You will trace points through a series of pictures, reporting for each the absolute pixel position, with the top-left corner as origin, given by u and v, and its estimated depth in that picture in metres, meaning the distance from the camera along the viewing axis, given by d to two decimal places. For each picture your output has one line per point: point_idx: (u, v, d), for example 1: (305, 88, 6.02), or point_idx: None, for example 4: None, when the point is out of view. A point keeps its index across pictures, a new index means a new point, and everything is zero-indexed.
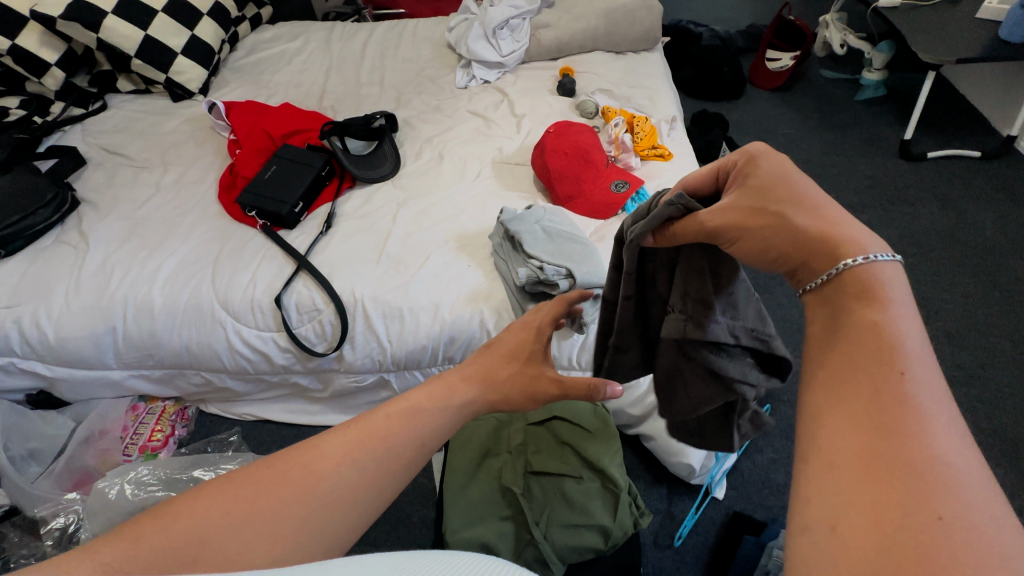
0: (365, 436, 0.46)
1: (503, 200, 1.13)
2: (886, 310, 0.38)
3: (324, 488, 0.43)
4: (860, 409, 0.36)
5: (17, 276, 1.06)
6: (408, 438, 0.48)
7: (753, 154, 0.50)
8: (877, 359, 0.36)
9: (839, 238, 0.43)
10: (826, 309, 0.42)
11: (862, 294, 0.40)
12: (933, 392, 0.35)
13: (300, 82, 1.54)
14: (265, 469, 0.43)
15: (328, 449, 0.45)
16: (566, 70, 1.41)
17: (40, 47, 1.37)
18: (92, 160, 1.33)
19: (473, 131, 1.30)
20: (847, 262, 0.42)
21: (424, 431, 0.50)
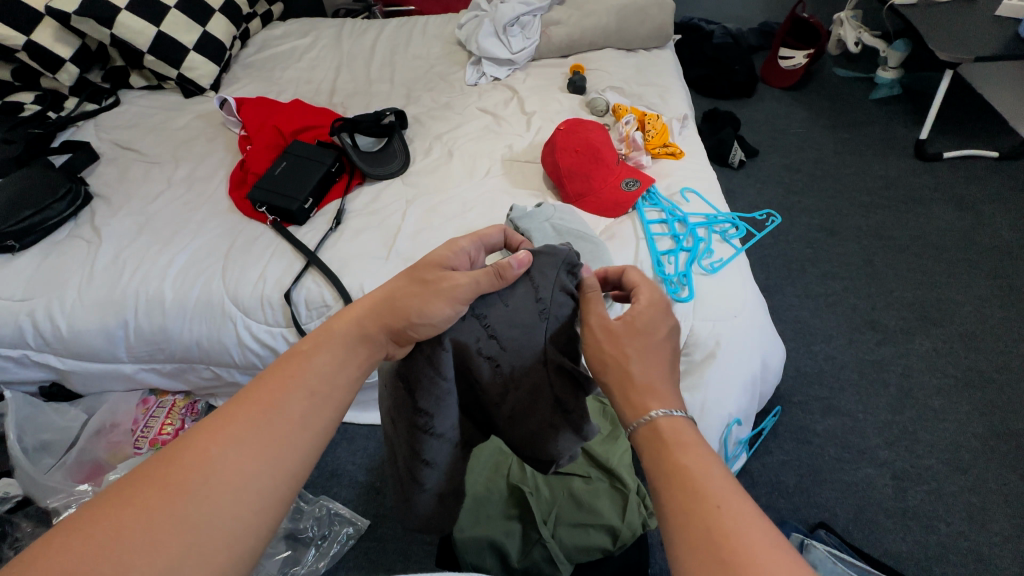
0: (309, 366, 0.52)
1: (512, 197, 1.12)
2: (686, 453, 0.46)
3: (230, 461, 0.45)
4: (705, 553, 0.40)
5: (31, 269, 1.07)
6: (297, 394, 0.50)
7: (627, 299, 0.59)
8: (694, 499, 0.42)
9: (651, 385, 0.51)
10: (653, 458, 0.48)
11: (667, 442, 0.47)
12: (743, 514, 0.41)
13: (311, 79, 1.55)
14: (164, 465, 0.44)
15: (281, 383, 0.50)
16: (577, 68, 1.40)
17: (55, 43, 1.39)
18: (105, 155, 1.34)
19: (482, 129, 1.30)
20: (653, 414, 0.49)
21: (314, 386, 0.51)
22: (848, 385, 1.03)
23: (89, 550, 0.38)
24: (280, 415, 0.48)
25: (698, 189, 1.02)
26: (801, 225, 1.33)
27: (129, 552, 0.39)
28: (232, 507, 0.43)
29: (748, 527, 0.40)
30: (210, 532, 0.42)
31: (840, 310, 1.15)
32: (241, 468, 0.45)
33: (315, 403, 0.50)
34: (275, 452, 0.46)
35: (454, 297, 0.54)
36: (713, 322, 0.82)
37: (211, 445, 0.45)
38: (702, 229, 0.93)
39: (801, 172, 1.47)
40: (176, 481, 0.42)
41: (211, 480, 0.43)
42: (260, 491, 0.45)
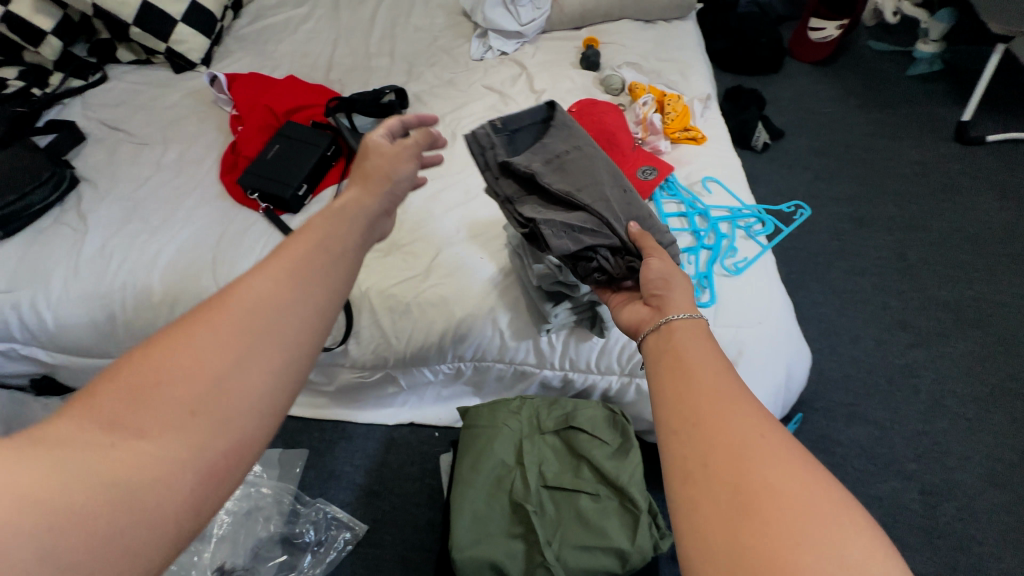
0: (320, 227, 0.50)
1: None
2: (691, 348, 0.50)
3: (272, 298, 0.44)
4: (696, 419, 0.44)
5: (15, 258, 1.02)
6: (313, 246, 0.48)
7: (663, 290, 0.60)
8: (687, 384, 0.47)
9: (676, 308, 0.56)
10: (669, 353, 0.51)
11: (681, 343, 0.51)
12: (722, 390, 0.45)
13: (307, 52, 1.46)
14: (210, 310, 0.43)
15: (299, 238, 0.49)
16: (590, 41, 1.29)
17: (35, 15, 1.32)
18: (92, 136, 1.28)
19: (488, 108, 1.22)
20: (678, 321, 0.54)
21: (326, 238, 0.50)
22: (874, 391, 0.96)
23: (150, 374, 0.39)
24: (301, 261, 0.47)
25: (721, 178, 0.94)
26: (828, 215, 1.24)
27: (186, 373, 0.39)
28: (275, 325, 0.43)
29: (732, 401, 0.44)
30: (264, 346, 0.42)
31: (868, 309, 1.07)
32: (280, 297, 0.44)
33: (334, 241, 0.50)
34: (306, 282, 0.46)
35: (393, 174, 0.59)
36: (735, 330, 0.75)
37: (243, 285, 0.44)
38: (724, 224, 0.86)
39: (829, 156, 1.37)
40: (216, 309, 0.43)
41: (255, 311, 0.43)
42: (308, 313, 0.45)
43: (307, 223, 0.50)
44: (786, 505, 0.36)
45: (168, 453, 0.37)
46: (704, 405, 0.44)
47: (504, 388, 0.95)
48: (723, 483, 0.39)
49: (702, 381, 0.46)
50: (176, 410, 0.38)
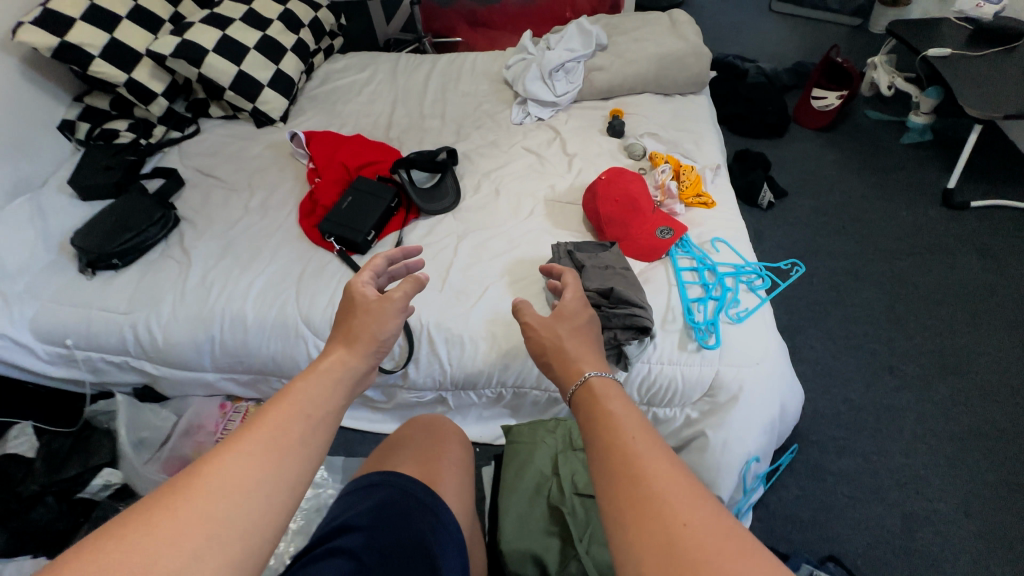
0: (302, 392, 0.60)
1: (554, 237, 1.23)
2: (607, 409, 0.61)
3: (238, 480, 0.49)
4: (622, 472, 0.52)
5: (131, 285, 1.22)
6: (292, 415, 0.56)
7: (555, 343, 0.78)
8: (612, 442, 0.56)
9: (578, 365, 0.73)
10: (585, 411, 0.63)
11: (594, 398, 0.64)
12: (647, 443, 0.54)
13: (369, 113, 1.69)
14: (186, 484, 0.48)
15: (308, 383, 0.61)
16: (616, 112, 1.50)
17: (151, 80, 1.55)
18: (189, 181, 1.50)
19: (527, 168, 1.42)
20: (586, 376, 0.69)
21: (305, 403, 0.59)
22: (862, 428, 1.10)
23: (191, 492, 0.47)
24: (316, 398, 0.59)
25: (728, 239, 1.11)
26: (826, 269, 1.40)
27: (222, 492, 0.48)
28: (243, 501, 0.48)
29: (651, 450, 0.54)
30: (232, 522, 0.47)
31: (860, 354, 1.21)
32: (251, 474, 0.50)
33: (334, 378, 0.64)
34: (281, 458, 0.52)
35: (394, 309, 0.74)
36: (736, 371, 0.91)
37: (219, 461, 0.50)
38: (730, 278, 1.03)
39: (828, 215, 1.53)
40: (258, 435, 0.53)
41: (229, 488, 0.48)
42: (278, 494, 0.51)
43: (287, 389, 0.59)
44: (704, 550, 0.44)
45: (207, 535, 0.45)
46: (628, 457, 0.53)
47: (538, 412, 1.11)
48: (644, 522, 0.47)
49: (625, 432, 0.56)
50: (212, 526, 0.46)
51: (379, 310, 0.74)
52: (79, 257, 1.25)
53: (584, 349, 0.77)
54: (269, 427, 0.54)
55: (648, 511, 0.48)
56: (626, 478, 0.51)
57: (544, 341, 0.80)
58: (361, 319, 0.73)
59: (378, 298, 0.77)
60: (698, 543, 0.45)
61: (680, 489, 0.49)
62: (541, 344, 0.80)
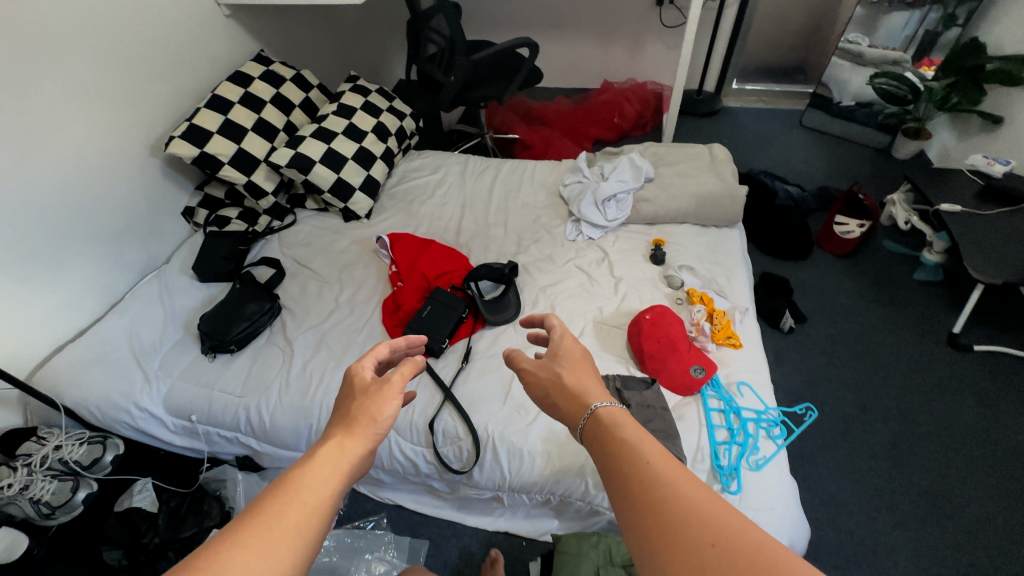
0: (306, 482, 0.67)
1: (601, 360, 1.43)
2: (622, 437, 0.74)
3: (248, 565, 0.57)
4: (647, 490, 0.65)
5: (245, 371, 1.47)
6: (297, 503, 0.64)
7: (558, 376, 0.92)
8: (635, 466, 0.68)
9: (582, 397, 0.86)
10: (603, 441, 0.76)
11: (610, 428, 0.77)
12: (664, 464, 0.68)
13: (441, 215, 1.95)
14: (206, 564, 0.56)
15: (313, 472, 0.68)
16: (659, 241, 1.72)
17: (265, 181, 1.83)
18: (288, 270, 1.76)
19: (578, 287, 1.64)
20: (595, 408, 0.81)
21: (309, 491, 0.66)
22: (861, 561, 1.26)
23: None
24: (319, 488, 0.67)
25: (752, 383, 1.30)
26: (837, 400, 1.57)
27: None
28: None
29: (666, 471, 0.67)
30: None
31: (864, 488, 1.38)
32: (259, 562, 0.58)
33: (339, 462, 0.72)
34: (285, 545, 0.60)
35: (397, 394, 0.81)
36: (754, 514, 1.09)
37: (233, 548, 0.58)
38: (751, 423, 1.22)
39: (843, 344, 1.72)
40: (260, 532, 0.60)
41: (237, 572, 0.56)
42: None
43: (293, 477, 0.67)
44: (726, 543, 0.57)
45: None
46: (649, 480, 0.66)
47: (580, 517, 1.30)
48: (672, 530, 0.60)
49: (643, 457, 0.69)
50: None
51: (383, 394, 0.81)
52: (203, 340, 1.50)
53: (581, 383, 0.89)
54: (273, 523, 0.61)
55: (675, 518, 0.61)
56: (652, 501, 0.64)
57: (543, 381, 0.93)
58: (365, 402, 0.79)
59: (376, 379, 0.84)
60: (722, 544, 0.57)
61: (693, 498, 0.62)
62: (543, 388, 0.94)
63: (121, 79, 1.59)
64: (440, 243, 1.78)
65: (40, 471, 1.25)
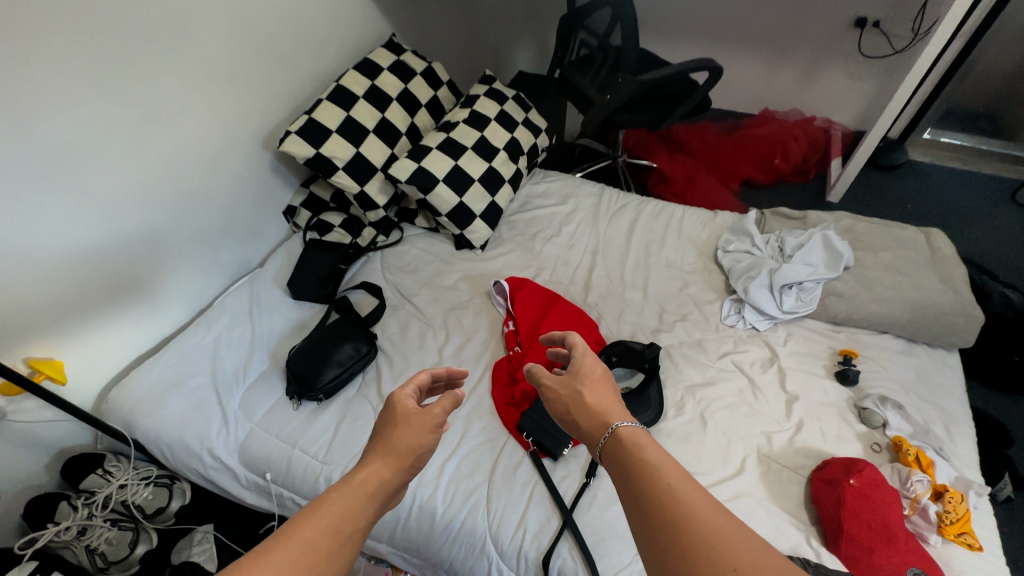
0: (339, 501, 0.66)
1: (770, 515, 1.10)
2: (641, 446, 0.82)
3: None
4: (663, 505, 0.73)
5: (331, 428, 1.26)
6: (331, 525, 0.63)
7: (574, 391, 0.97)
8: (652, 481, 0.76)
9: (607, 416, 0.91)
10: (621, 451, 0.84)
11: (628, 440, 0.84)
12: (679, 479, 0.76)
13: (567, 260, 1.64)
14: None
15: (343, 492, 0.68)
16: (850, 353, 1.33)
17: (378, 194, 1.59)
18: (389, 302, 1.54)
19: (738, 395, 1.30)
20: (613, 426, 0.87)
21: (343, 513, 0.65)
22: None
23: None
24: (353, 511, 0.66)
25: None
26: None
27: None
28: None
29: (685, 488, 0.75)
30: None
31: None
32: None
33: (376, 486, 0.70)
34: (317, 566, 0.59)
35: (434, 427, 0.79)
36: None
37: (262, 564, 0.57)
38: None
39: None
40: (290, 553, 0.59)
41: None
42: None
43: (328, 499, 0.66)
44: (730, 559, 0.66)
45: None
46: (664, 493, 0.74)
47: None
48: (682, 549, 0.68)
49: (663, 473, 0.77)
50: None
51: (422, 423, 0.78)
52: (289, 382, 1.30)
53: (600, 401, 0.94)
54: (302, 539, 0.61)
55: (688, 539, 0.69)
56: (666, 520, 0.71)
57: (563, 398, 0.97)
58: (402, 429, 0.77)
59: (418, 412, 0.80)
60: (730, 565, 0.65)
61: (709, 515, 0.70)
62: (565, 409, 0.97)
63: (246, 61, 1.38)
64: (569, 304, 1.48)
65: (100, 517, 1.10)
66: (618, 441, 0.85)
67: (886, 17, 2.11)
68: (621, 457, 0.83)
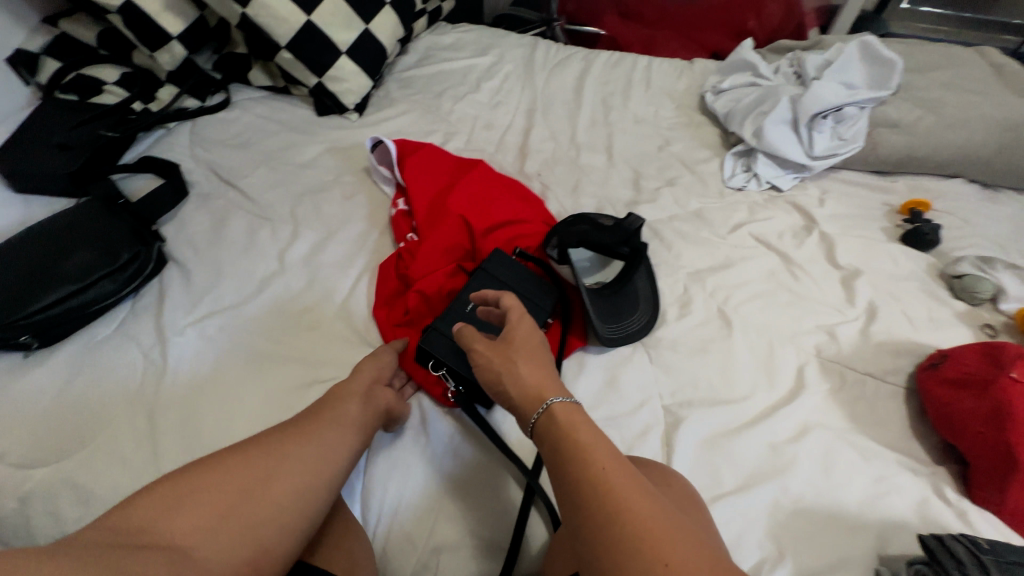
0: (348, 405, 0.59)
1: (865, 456, 0.62)
2: (580, 432, 0.44)
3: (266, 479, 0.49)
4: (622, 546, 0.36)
5: (48, 399, 0.65)
6: (331, 429, 0.56)
7: (503, 349, 0.54)
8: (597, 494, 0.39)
9: (548, 390, 0.49)
10: (550, 443, 0.45)
11: (563, 423, 0.45)
12: (641, 488, 0.40)
13: (492, 122, 1.09)
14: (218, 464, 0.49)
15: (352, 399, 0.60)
16: (920, 205, 0.89)
17: (164, 13, 0.97)
18: (197, 189, 0.92)
19: (769, 278, 0.82)
20: (550, 401, 0.47)
21: (345, 418, 0.57)
22: None
23: (219, 485, 0.47)
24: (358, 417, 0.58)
25: None
26: None
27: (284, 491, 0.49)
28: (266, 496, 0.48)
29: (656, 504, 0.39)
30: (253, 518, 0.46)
31: None
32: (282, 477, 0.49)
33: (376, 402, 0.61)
34: (314, 467, 0.52)
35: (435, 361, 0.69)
36: None
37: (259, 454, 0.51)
38: None
39: None
40: (277, 452, 0.51)
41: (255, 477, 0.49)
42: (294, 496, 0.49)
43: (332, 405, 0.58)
44: None
45: (268, 531, 0.46)
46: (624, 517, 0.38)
47: None
48: None
49: (618, 476, 0.40)
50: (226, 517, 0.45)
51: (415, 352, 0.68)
52: None
53: (539, 367, 0.51)
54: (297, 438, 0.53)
55: None
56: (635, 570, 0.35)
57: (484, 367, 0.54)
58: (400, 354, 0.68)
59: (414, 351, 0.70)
60: None
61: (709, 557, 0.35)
62: (490, 377, 0.53)
63: None
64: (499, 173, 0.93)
65: None
66: (556, 428, 0.46)
67: None
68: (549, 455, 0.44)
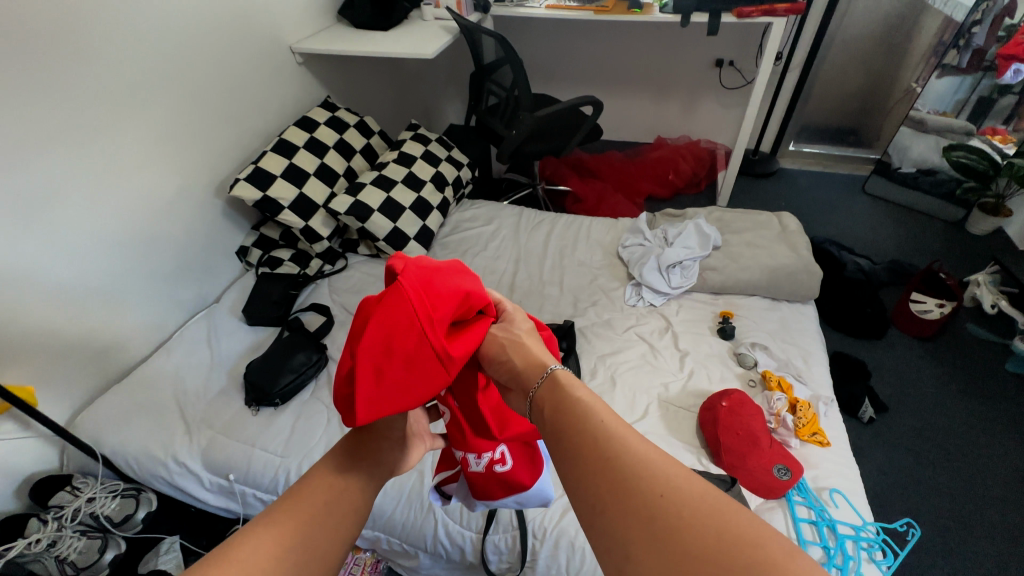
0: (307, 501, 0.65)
1: (669, 446, 1.31)
2: (576, 389, 0.65)
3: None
4: (600, 466, 0.54)
5: (288, 428, 1.38)
6: (307, 536, 0.61)
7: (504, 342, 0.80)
8: (582, 429, 0.59)
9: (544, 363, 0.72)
10: (554, 401, 0.65)
11: (558, 385, 0.67)
12: (615, 421, 0.59)
13: (495, 269, 1.89)
14: None
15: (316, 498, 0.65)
16: (727, 314, 1.62)
17: (321, 226, 1.82)
18: (337, 318, 1.72)
19: (641, 358, 1.54)
20: (550, 368, 0.70)
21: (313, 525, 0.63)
22: None
23: None
24: (321, 516, 0.64)
25: (845, 491, 1.17)
26: (932, 509, 1.41)
27: None
28: None
29: (627, 432, 0.57)
30: None
31: None
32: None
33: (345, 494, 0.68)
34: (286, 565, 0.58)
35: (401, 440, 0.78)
36: None
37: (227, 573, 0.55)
38: (850, 542, 1.08)
39: (932, 442, 1.56)
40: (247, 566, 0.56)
41: None
42: None
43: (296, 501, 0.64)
44: (690, 504, 0.49)
45: None
46: (604, 443, 0.56)
47: None
48: (629, 515, 0.50)
49: (600, 414, 0.60)
50: None
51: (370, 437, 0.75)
52: (247, 392, 1.44)
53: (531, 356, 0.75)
54: (267, 541, 0.59)
55: (634, 499, 0.50)
56: (606, 470, 0.54)
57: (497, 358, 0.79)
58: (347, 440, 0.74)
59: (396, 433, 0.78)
60: (684, 511, 0.48)
61: (660, 460, 0.54)
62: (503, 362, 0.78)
63: (195, 123, 1.62)
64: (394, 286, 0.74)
65: (69, 527, 1.19)
66: (550, 384, 0.68)
67: (738, 57, 2.59)
68: (548, 408, 0.65)
